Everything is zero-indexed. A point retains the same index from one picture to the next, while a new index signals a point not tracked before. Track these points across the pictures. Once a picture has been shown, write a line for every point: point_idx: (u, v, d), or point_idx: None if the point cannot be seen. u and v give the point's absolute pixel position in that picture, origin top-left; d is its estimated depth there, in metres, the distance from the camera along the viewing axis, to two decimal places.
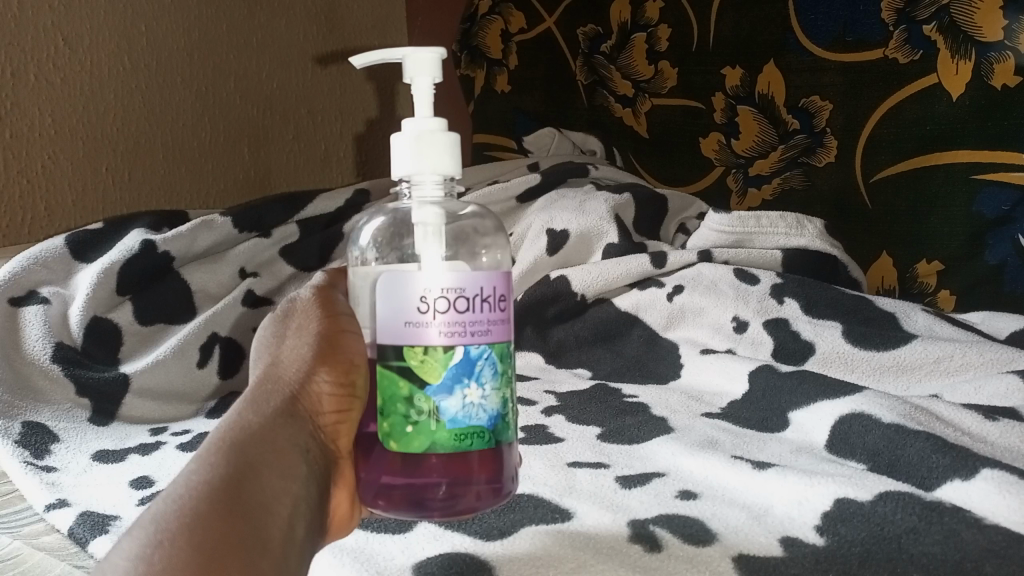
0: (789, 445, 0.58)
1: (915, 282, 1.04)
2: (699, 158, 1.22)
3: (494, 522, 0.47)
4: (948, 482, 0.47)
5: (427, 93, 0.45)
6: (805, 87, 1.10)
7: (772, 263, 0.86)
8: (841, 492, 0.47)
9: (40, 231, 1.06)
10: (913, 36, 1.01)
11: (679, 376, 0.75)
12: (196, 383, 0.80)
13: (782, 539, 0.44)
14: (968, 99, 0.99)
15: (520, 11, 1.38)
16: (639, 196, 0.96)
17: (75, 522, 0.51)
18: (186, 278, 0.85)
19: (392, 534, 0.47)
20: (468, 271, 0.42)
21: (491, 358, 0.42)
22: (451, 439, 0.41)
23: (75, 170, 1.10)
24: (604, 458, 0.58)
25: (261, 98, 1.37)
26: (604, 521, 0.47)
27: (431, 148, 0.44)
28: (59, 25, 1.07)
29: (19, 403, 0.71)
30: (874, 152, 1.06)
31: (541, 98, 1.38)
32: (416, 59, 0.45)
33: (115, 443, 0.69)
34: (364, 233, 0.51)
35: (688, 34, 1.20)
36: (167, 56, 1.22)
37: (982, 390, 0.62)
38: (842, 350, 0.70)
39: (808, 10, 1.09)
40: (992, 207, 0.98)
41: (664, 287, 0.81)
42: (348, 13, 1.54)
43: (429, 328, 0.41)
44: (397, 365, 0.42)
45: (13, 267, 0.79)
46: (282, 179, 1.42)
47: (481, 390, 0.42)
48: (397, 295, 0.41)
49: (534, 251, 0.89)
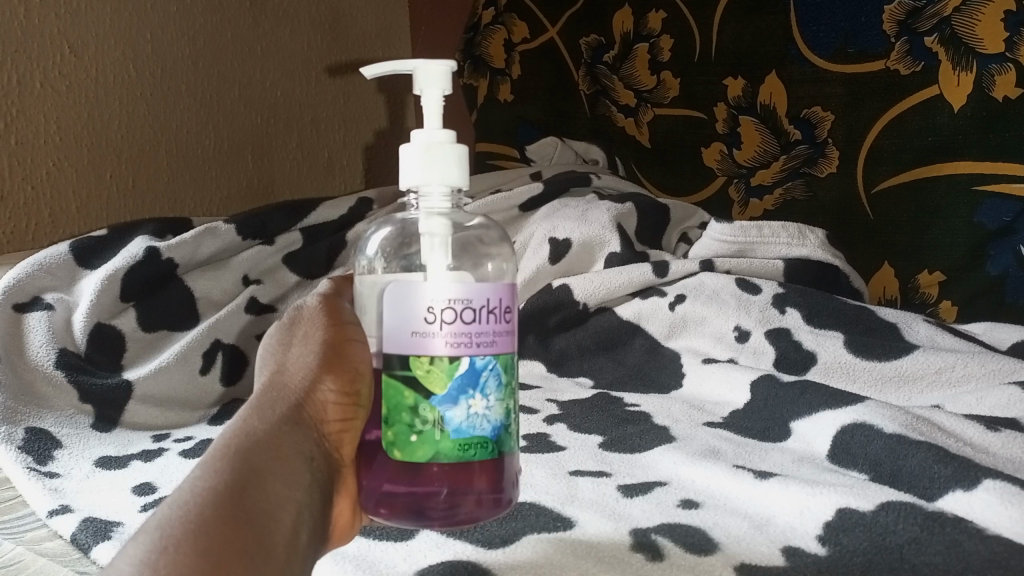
0: (791, 455, 0.58)
1: (916, 292, 1.04)
2: (700, 167, 1.22)
3: (496, 530, 0.47)
4: (949, 492, 0.47)
5: (437, 106, 0.45)
6: (807, 98, 1.11)
7: (774, 272, 0.86)
8: (843, 502, 0.47)
9: (43, 237, 1.06)
10: (914, 48, 1.02)
11: (680, 386, 0.75)
12: (198, 390, 0.80)
13: (784, 548, 0.44)
14: (969, 111, 0.99)
15: (522, 20, 1.39)
16: (642, 205, 0.96)
17: (77, 528, 0.52)
18: (189, 285, 0.86)
19: (392, 542, 0.47)
20: (475, 282, 0.42)
21: (495, 369, 0.43)
22: (454, 449, 0.42)
23: (79, 175, 1.10)
24: (605, 467, 0.58)
25: (265, 106, 1.38)
26: (606, 530, 0.47)
27: (440, 159, 0.44)
28: (66, 32, 1.08)
29: (22, 409, 0.71)
30: (876, 163, 1.06)
31: (543, 107, 1.39)
32: (428, 72, 0.45)
33: (118, 450, 0.69)
34: (376, 250, 0.51)
35: (689, 45, 1.21)
36: (173, 67, 1.22)
37: (983, 401, 0.62)
38: (843, 360, 0.70)
39: (809, 21, 1.10)
40: (993, 218, 0.99)
41: (666, 296, 0.81)
42: (352, 22, 1.54)
43: (435, 339, 0.41)
44: (402, 374, 0.42)
45: (18, 273, 0.80)
46: (285, 187, 1.42)
47: (485, 400, 0.42)
48: (404, 306, 0.42)
49: (536, 260, 0.90)
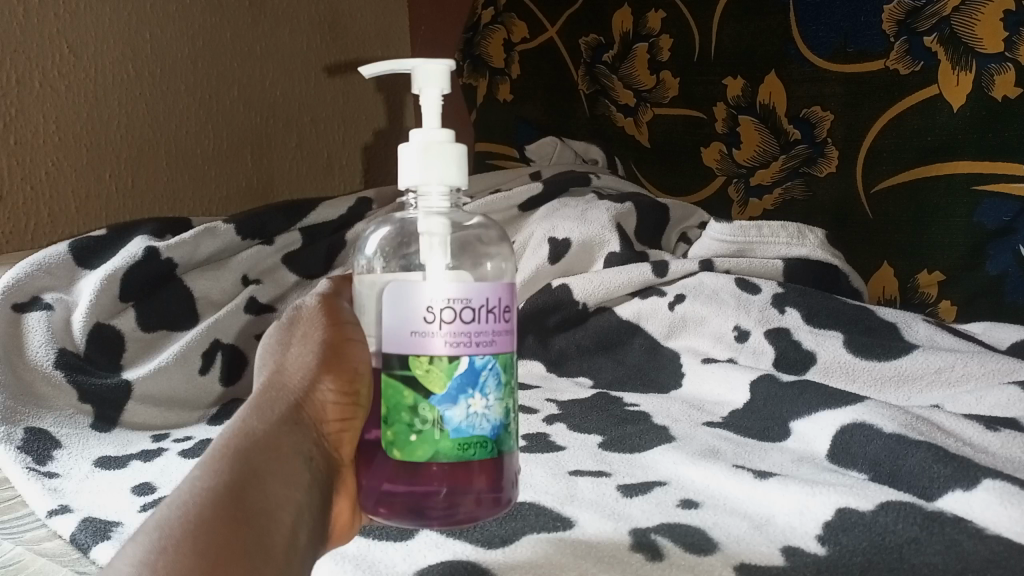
0: (790, 455, 0.58)
1: (915, 292, 1.05)
2: (700, 167, 1.22)
3: (495, 530, 0.47)
4: (949, 492, 0.47)
5: (436, 105, 0.45)
6: (806, 97, 1.11)
7: (773, 272, 0.86)
8: (842, 502, 0.47)
9: (42, 237, 1.06)
10: (914, 48, 1.02)
11: (680, 386, 0.75)
12: (198, 390, 0.80)
13: (784, 548, 0.44)
14: (968, 110, 0.99)
15: (522, 20, 1.39)
16: (641, 205, 0.96)
17: (76, 528, 0.51)
18: (188, 285, 0.86)
19: (392, 542, 0.47)
20: (474, 282, 0.42)
21: (495, 369, 0.43)
22: (454, 448, 0.42)
23: (78, 175, 1.10)
24: (605, 467, 0.58)
25: (265, 106, 1.38)
26: (605, 529, 0.47)
27: (439, 159, 0.44)
28: (65, 32, 1.08)
29: (22, 409, 0.71)
30: (875, 163, 1.06)
31: (542, 107, 1.39)
32: (427, 71, 0.45)
33: (117, 450, 0.69)
34: (376, 250, 0.51)
35: (689, 45, 1.21)
36: (172, 66, 1.22)
37: (983, 401, 0.62)
38: (843, 360, 0.70)
39: (809, 21, 1.10)
40: (993, 218, 0.99)
41: (666, 296, 0.81)
42: (351, 22, 1.54)
43: (435, 338, 0.41)
44: (401, 374, 0.42)
45: (17, 273, 0.80)
46: (285, 187, 1.42)
47: (485, 400, 0.42)
48: (404, 306, 0.42)
49: (536, 260, 0.90)
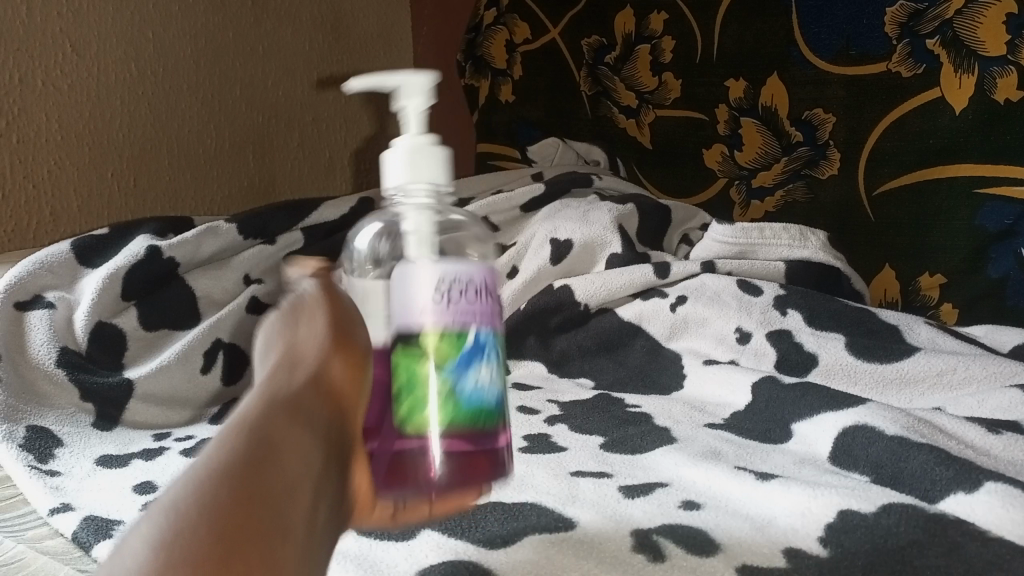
0: (792, 457, 0.58)
1: (917, 294, 1.05)
2: (702, 169, 1.23)
3: (497, 529, 0.48)
4: (951, 495, 0.47)
5: (419, 118, 0.46)
6: (809, 100, 1.11)
7: (775, 274, 0.86)
8: (844, 504, 0.47)
9: (45, 236, 1.06)
10: (917, 50, 1.02)
11: (681, 387, 0.75)
12: (199, 390, 0.80)
13: (785, 549, 0.45)
14: (971, 113, 0.99)
15: (524, 21, 1.38)
16: (643, 206, 0.96)
17: (78, 525, 0.52)
18: (189, 284, 0.86)
19: (394, 541, 0.48)
20: (463, 263, 0.44)
21: (493, 345, 0.44)
22: (463, 416, 0.43)
23: (80, 173, 1.10)
24: (606, 468, 0.58)
25: (266, 106, 1.38)
26: (607, 530, 0.47)
27: (426, 162, 0.44)
28: (67, 31, 1.08)
29: (23, 408, 0.70)
30: (876, 166, 1.07)
31: (545, 108, 1.39)
32: (410, 84, 0.45)
33: (118, 449, 0.69)
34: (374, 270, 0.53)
35: (692, 46, 1.20)
36: (174, 65, 1.22)
37: (985, 403, 0.62)
38: (845, 362, 0.70)
39: (811, 23, 1.09)
40: (995, 221, 0.99)
41: (667, 297, 0.81)
42: (354, 22, 1.54)
43: (433, 318, 0.42)
44: (405, 353, 0.43)
45: (19, 271, 0.79)
46: (287, 187, 1.42)
47: (486, 373, 0.43)
48: (403, 292, 0.43)
49: (538, 261, 0.89)
